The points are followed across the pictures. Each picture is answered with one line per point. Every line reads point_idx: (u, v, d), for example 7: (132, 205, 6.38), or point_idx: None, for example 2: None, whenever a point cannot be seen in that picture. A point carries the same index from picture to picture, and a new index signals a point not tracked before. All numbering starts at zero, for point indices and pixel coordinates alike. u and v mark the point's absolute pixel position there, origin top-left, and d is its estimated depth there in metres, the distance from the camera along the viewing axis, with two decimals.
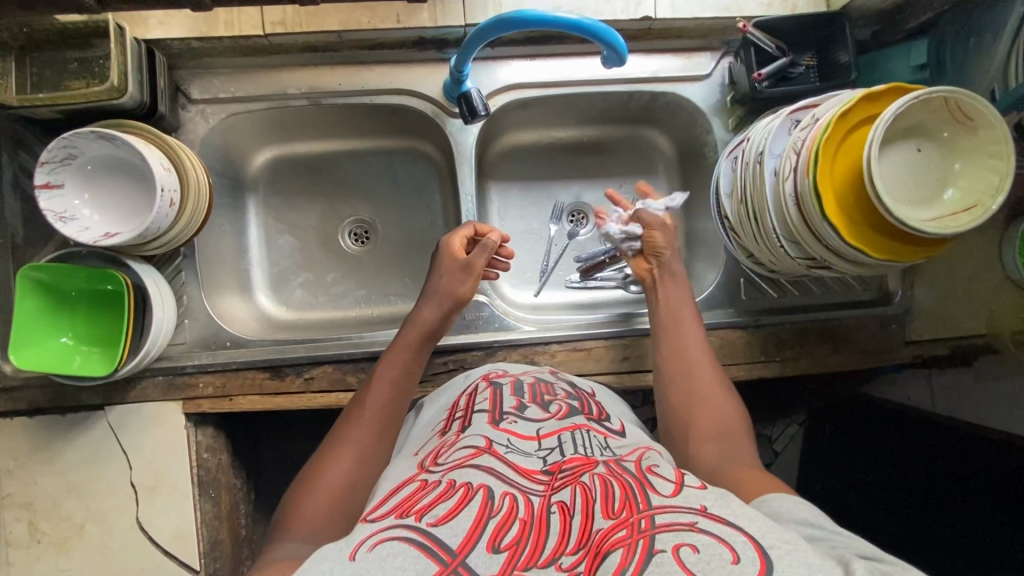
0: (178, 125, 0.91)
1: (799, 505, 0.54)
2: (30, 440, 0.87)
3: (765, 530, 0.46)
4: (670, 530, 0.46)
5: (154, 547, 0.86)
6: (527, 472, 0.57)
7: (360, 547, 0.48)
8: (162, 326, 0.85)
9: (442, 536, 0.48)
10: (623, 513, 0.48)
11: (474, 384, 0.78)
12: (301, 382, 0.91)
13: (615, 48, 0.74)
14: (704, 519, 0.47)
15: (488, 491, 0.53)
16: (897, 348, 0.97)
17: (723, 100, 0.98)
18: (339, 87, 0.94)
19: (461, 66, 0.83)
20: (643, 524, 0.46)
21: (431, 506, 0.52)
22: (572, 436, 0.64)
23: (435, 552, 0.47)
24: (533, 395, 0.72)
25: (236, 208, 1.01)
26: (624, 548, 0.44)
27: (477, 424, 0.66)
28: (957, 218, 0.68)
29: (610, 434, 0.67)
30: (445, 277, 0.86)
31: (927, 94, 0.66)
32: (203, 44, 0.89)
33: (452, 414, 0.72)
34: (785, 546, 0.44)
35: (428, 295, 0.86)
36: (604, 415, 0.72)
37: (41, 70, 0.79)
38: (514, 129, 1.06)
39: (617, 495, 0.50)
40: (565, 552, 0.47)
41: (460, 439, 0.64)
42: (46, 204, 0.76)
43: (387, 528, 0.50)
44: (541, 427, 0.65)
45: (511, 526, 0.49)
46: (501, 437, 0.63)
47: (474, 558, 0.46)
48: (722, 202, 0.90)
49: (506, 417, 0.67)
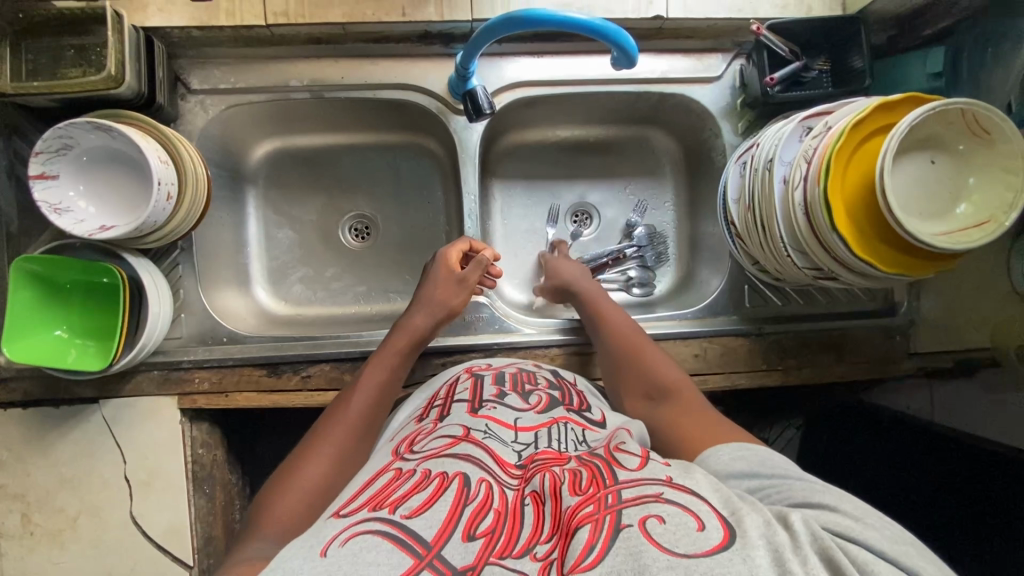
0: (176, 116, 0.89)
1: (738, 454, 0.56)
2: (24, 432, 0.86)
3: (730, 500, 0.47)
4: (636, 504, 0.46)
5: (147, 542, 0.85)
6: (504, 464, 0.56)
7: (332, 543, 0.46)
8: (158, 320, 0.84)
9: (416, 528, 0.47)
10: (590, 489, 0.48)
11: (455, 375, 0.76)
12: (298, 380, 0.90)
13: (626, 49, 0.72)
14: (670, 490, 0.47)
15: (465, 478, 0.52)
16: (901, 360, 0.96)
17: (733, 103, 0.96)
18: (342, 80, 0.92)
19: (467, 63, 0.80)
20: (610, 500, 0.46)
21: (405, 498, 0.51)
22: (548, 431, 0.62)
23: (409, 544, 0.45)
24: (514, 385, 0.71)
25: (235, 201, 1.00)
26: (592, 524, 0.44)
27: (456, 415, 0.65)
28: (970, 233, 0.67)
29: (588, 427, 0.65)
30: (437, 287, 0.85)
31: (945, 105, 0.65)
32: (202, 34, 0.86)
33: (430, 403, 0.72)
34: (746, 509, 0.45)
35: (422, 301, 0.84)
36: (585, 407, 0.70)
37: (36, 57, 0.77)
38: (519, 127, 1.04)
39: (586, 477, 0.50)
40: (540, 541, 0.46)
41: (437, 429, 0.63)
42: (40, 195, 0.75)
43: (361, 522, 0.48)
44: (520, 417, 0.65)
45: (486, 515, 0.48)
46: (479, 424, 0.62)
47: (451, 550, 0.45)
48: (730, 209, 0.89)
49: (485, 404, 0.66)
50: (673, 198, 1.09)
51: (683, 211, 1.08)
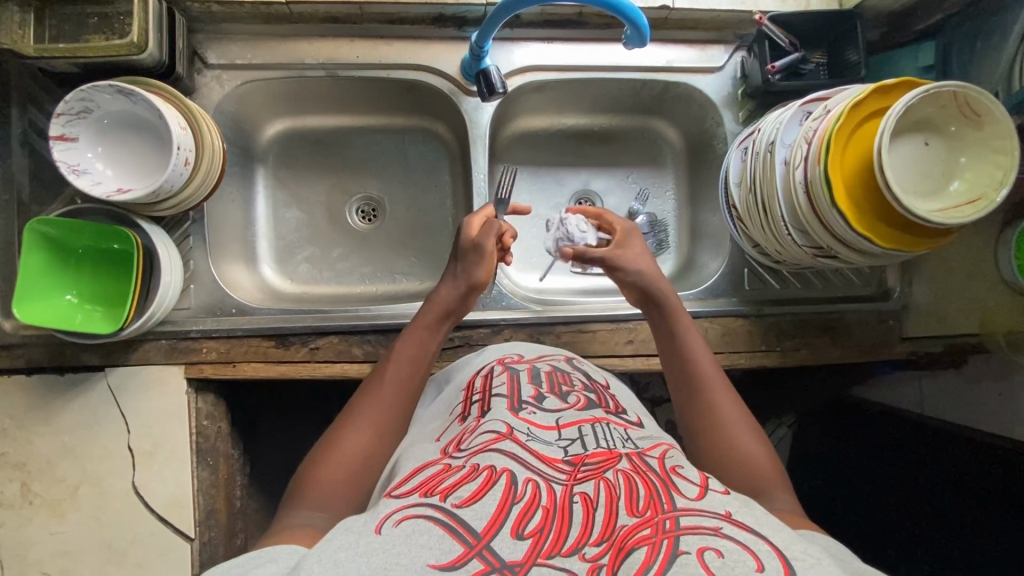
0: (193, 89, 0.91)
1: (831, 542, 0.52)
2: (27, 399, 0.85)
3: (789, 543, 0.46)
4: (694, 532, 0.45)
5: (149, 513, 0.85)
6: (549, 460, 0.55)
7: (386, 521, 0.47)
8: (169, 289, 0.84)
9: (466, 517, 0.47)
10: (647, 512, 0.47)
11: (488, 366, 0.75)
12: (306, 351, 0.90)
13: (639, 27, 0.76)
14: (728, 525, 0.47)
15: (512, 476, 0.51)
16: (893, 343, 0.99)
17: (734, 93, 1.00)
18: (356, 60, 0.94)
19: (481, 42, 0.83)
20: (668, 524, 0.46)
21: (455, 488, 0.51)
22: (592, 428, 0.61)
23: (460, 533, 0.46)
24: (551, 386, 0.69)
25: (245, 178, 1.01)
26: (649, 546, 0.44)
27: (496, 411, 0.63)
28: (962, 209, 0.70)
29: (629, 427, 0.64)
30: (462, 259, 0.81)
31: (937, 88, 0.68)
32: (222, 9, 0.88)
33: (468, 398, 0.70)
34: (810, 559, 0.45)
35: (448, 274, 0.82)
36: (621, 409, 0.69)
37: (60, 23, 0.79)
38: (526, 113, 1.07)
39: (642, 494, 0.49)
40: (588, 542, 0.45)
41: (481, 425, 0.61)
42: (60, 155, 0.77)
43: (413, 505, 0.49)
44: (560, 417, 0.63)
45: (535, 513, 0.48)
46: (522, 426, 0.60)
47: (499, 542, 0.45)
48: (731, 191, 0.92)
49: (524, 406, 0.64)
50: (674, 186, 1.12)
51: (684, 201, 1.11)
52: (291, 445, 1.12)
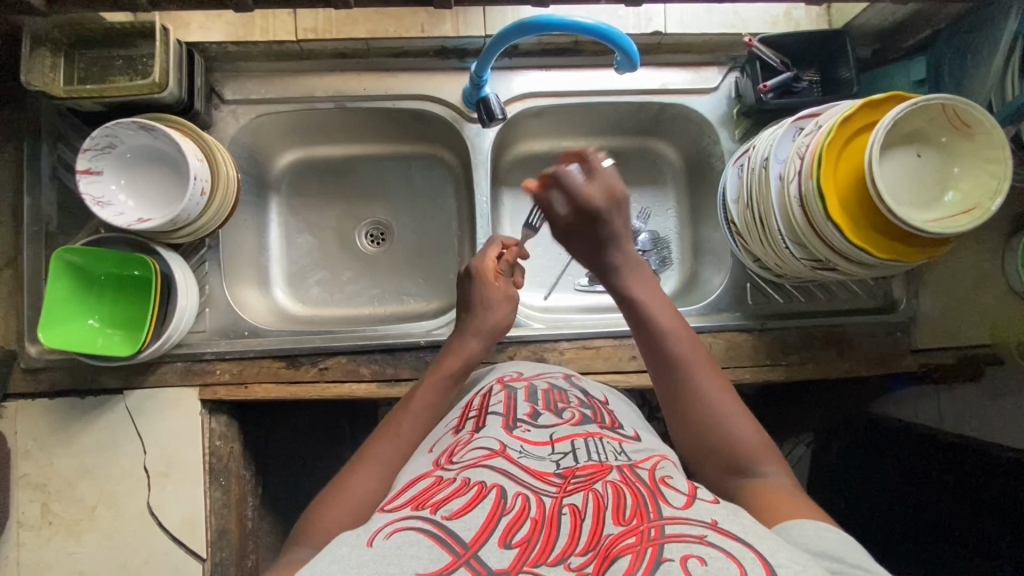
0: (210, 124, 0.96)
1: (821, 533, 0.50)
2: (48, 422, 0.88)
3: (776, 550, 0.45)
4: (679, 540, 0.45)
5: (164, 533, 0.87)
6: (540, 474, 0.56)
7: (378, 535, 0.48)
8: (185, 313, 0.88)
9: (455, 528, 0.48)
10: (633, 520, 0.48)
11: (487, 385, 0.77)
12: (315, 372, 0.93)
13: (629, 53, 0.79)
14: (714, 533, 0.46)
15: (502, 490, 0.52)
16: (901, 356, 0.97)
17: (729, 112, 1.02)
18: (363, 91, 0.99)
19: (480, 72, 0.88)
20: (652, 533, 0.46)
21: (446, 501, 0.52)
22: (585, 442, 0.61)
23: (448, 543, 0.46)
24: (547, 403, 0.70)
25: (259, 205, 1.05)
26: (633, 554, 0.44)
27: (491, 428, 0.64)
28: (957, 218, 0.71)
29: (623, 440, 0.65)
30: (488, 310, 0.82)
31: (925, 100, 0.70)
32: (238, 48, 0.95)
33: (464, 414, 0.71)
34: (795, 567, 0.43)
35: (473, 324, 0.81)
36: (617, 424, 0.70)
37: (87, 66, 0.86)
38: (527, 137, 1.10)
39: (628, 504, 0.50)
40: (574, 552, 0.46)
41: (474, 440, 0.62)
42: (86, 188, 0.82)
43: (404, 518, 0.50)
44: (554, 432, 0.64)
45: (523, 524, 0.48)
46: (515, 443, 0.61)
47: (487, 551, 0.45)
48: (729, 208, 0.93)
49: (519, 424, 0.65)
50: (675, 204, 1.13)
51: (686, 218, 1.12)
52: (303, 465, 1.13)
